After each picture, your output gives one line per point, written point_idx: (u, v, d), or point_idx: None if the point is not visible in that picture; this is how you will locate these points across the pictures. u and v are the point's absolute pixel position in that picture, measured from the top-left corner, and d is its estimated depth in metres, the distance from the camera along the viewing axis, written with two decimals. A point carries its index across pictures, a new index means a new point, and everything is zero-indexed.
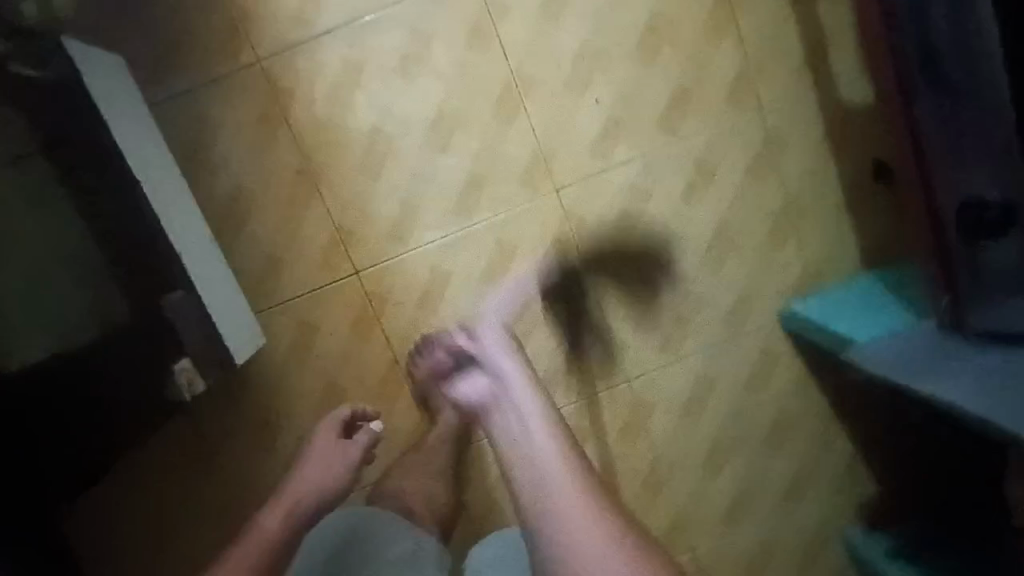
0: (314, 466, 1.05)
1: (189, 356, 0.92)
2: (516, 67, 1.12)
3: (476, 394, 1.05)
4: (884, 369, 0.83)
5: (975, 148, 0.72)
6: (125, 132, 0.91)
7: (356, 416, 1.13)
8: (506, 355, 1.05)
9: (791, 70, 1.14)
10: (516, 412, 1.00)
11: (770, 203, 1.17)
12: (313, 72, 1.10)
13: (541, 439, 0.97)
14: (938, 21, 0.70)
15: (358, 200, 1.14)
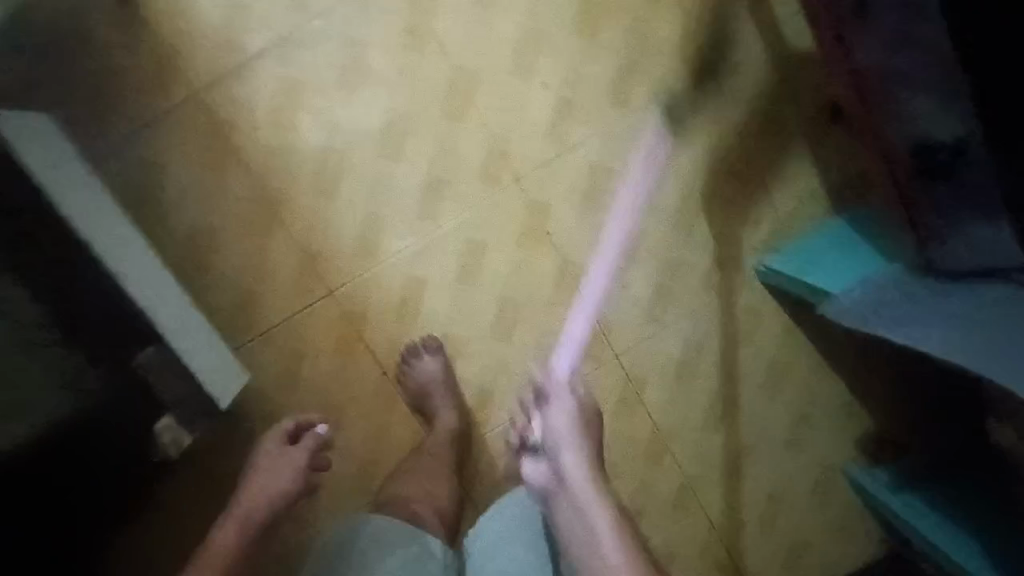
0: (260, 478, 1.00)
1: (171, 415, 0.95)
2: (457, 62, 1.10)
3: (536, 477, 1.01)
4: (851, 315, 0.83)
5: (914, 92, 0.71)
6: (65, 193, 0.89)
7: (301, 425, 1.06)
8: (572, 446, 0.99)
9: (730, 27, 1.14)
10: (573, 502, 0.96)
11: (732, 160, 1.17)
12: (253, 98, 1.07)
13: (599, 519, 0.94)
14: None
15: (320, 220, 1.12)
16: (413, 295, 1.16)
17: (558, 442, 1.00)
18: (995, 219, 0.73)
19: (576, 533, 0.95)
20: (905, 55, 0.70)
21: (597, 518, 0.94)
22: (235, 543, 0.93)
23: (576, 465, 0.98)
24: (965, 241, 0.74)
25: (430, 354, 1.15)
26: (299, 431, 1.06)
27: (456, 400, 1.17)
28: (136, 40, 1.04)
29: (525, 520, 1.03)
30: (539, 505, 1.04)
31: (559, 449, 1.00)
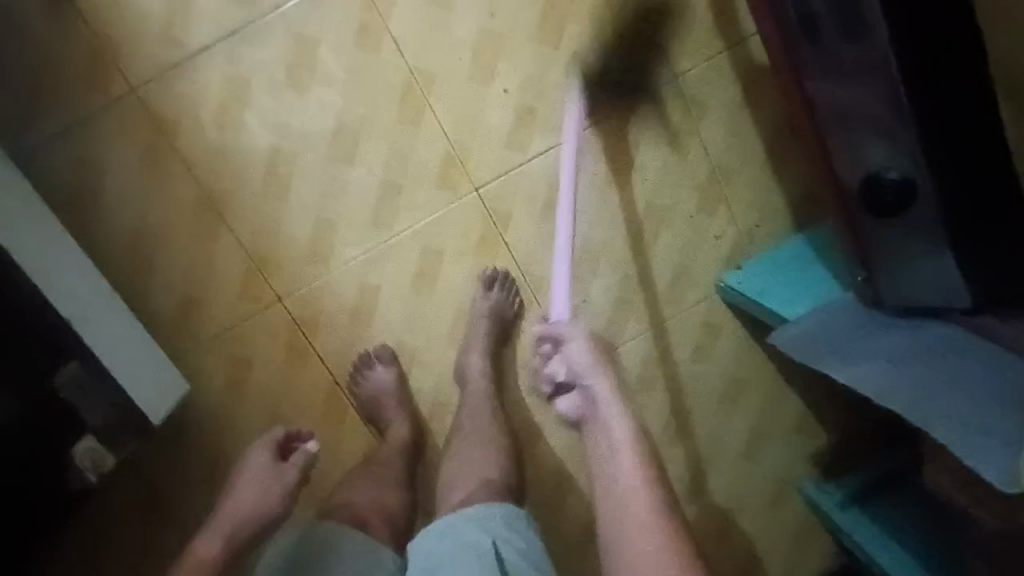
0: (244, 491, 0.94)
1: (94, 436, 0.90)
2: (414, 64, 1.05)
3: (572, 407, 1.02)
4: (808, 345, 0.82)
5: (861, 124, 0.71)
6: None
7: (292, 435, 1.02)
8: (596, 374, 0.96)
9: (699, 36, 1.10)
10: (607, 442, 0.92)
11: (696, 174, 1.15)
12: (196, 95, 1.02)
13: (624, 458, 0.90)
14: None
15: (268, 224, 1.07)
16: (366, 303, 1.13)
17: (584, 385, 0.96)
18: (947, 255, 0.72)
19: (604, 478, 0.90)
20: (853, 83, 0.69)
21: (624, 460, 0.90)
22: (217, 555, 0.88)
23: (603, 394, 0.95)
24: (903, 274, 0.76)
25: (383, 364, 1.13)
26: (290, 441, 1.02)
27: (410, 410, 1.14)
28: (67, 30, 0.98)
29: (470, 544, 0.92)
30: (488, 530, 0.94)
31: (586, 388, 0.96)
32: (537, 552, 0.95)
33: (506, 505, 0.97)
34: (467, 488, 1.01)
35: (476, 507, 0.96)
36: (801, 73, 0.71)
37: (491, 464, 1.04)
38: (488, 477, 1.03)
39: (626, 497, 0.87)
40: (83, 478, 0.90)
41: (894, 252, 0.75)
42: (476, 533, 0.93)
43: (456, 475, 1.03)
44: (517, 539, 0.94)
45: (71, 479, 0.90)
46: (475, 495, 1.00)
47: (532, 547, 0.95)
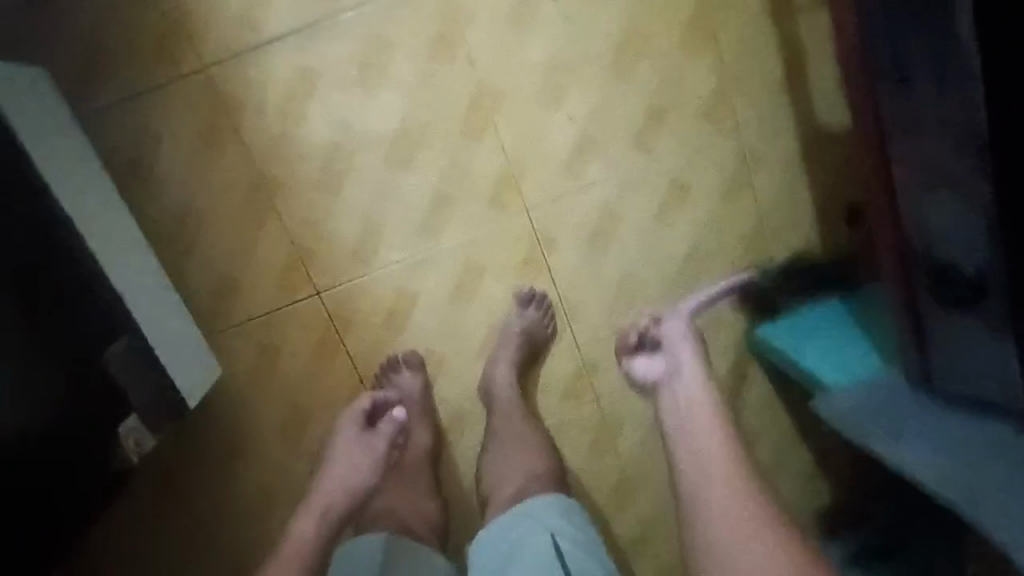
0: (342, 462, 1.04)
1: (139, 416, 0.89)
2: (485, 80, 1.06)
3: (649, 372, 1.11)
4: (853, 421, 0.85)
5: (937, 211, 0.71)
6: (59, 173, 0.84)
7: (378, 405, 1.10)
8: (687, 348, 1.09)
9: (767, 89, 1.11)
10: (679, 396, 1.04)
11: (743, 223, 1.15)
12: (265, 81, 1.02)
13: (702, 418, 1.00)
14: (915, 76, 0.66)
15: (317, 218, 1.07)
16: (401, 308, 1.13)
17: (676, 363, 1.08)
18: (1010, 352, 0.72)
19: (687, 430, 0.99)
20: (933, 169, 0.69)
21: (700, 408, 1.01)
22: (313, 532, 0.97)
23: (687, 362, 1.08)
24: (952, 362, 0.77)
25: (409, 370, 1.13)
26: (376, 411, 1.10)
27: (431, 419, 1.14)
28: None
29: (531, 540, 0.97)
30: (546, 524, 0.98)
31: (676, 365, 1.08)
32: (593, 544, 0.99)
33: (561, 500, 1.01)
34: (517, 482, 1.05)
35: (531, 500, 1.00)
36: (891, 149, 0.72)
37: (539, 456, 1.08)
38: (536, 471, 1.07)
39: (706, 450, 0.95)
40: (126, 460, 0.88)
41: (949, 336, 0.76)
42: (535, 528, 0.98)
43: (502, 471, 1.08)
44: (574, 531, 0.99)
45: (111, 461, 0.88)
46: (528, 486, 1.04)
47: (588, 539, 0.99)
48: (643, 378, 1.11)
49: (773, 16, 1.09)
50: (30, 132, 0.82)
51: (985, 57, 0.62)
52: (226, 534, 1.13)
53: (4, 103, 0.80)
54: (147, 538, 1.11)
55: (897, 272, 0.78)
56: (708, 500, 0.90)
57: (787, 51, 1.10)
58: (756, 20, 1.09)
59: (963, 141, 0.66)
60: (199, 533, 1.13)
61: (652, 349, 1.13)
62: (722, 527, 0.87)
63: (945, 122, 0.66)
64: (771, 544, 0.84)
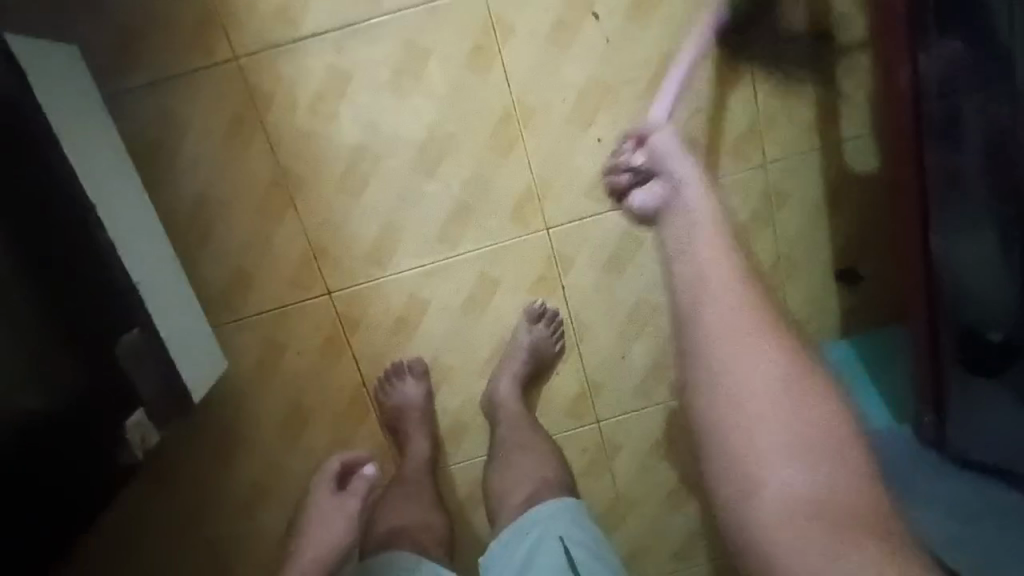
0: (321, 527, 1.07)
1: (145, 410, 0.86)
2: (518, 94, 1.05)
3: (644, 200, 1.00)
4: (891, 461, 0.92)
5: (971, 276, 0.78)
6: (84, 158, 0.83)
7: (347, 465, 1.11)
8: (680, 159, 0.91)
9: (800, 129, 1.10)
10: (680, 211, 0.86)
11: (762, 259, 1.15)
12: (296, 77, 1.01)
13: (718, 300, 0.74)
14: (962, 152, 0.74)
15: (336, 217, 1.06)
16: (412, 315, 1.11)
17: (700, 280, 0.76)
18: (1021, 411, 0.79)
19: (700, 325, 0.73)
20: (967, 240, 0.77)
21: (715, 298, 0.74)
22: None
23: (689, 175, 0.89)
24: (975, 414, 0.84)
25: (414, 378, 1.11)
26: (344, 470, 1.11)
27: (432, 429, 1.13)
28: None
29: (543, 548, 0.99)
30: (556, 530, 1.00)
31: (688, 231, 0.82)
32: (603, 547, 1.00)
33: (568, 502, 1.03)
34: (528, 489, 1.06)
35: (539, 507, 1.02)
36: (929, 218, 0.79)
37: (545, 462, 1.08)
38: (548, 477, 1.07)
39: (749, 384, 0.67)
40: (131, 455, 0.86)
41: (969, 392, 0.83)
42: (546, 535, 1.00)
43: (513, 481, 1.07)
44: (584, 536, 1.00)
45: (117, 456, 0.85)
46: (539, 493, 1.06)
47: (597, 542, 1.00)
48: (641, 209, 1.02)
49: (816, 53, 1.07)
50: (60, 113, 0.81)
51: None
52: (217, 529, 1.12)
53: (37, 85, 0.78)
54: (139, 532, 1.10)
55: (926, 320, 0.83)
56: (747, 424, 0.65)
57: (823, 91, 1.09)
58: (795, 58, 1.08)
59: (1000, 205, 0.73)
60: (192, 529, 1.11)
61: (641, 178, 1.04)
62: (771, 435, 0.64)
63: (989, 183, 0.73)
64: (810, 432, 0.64)
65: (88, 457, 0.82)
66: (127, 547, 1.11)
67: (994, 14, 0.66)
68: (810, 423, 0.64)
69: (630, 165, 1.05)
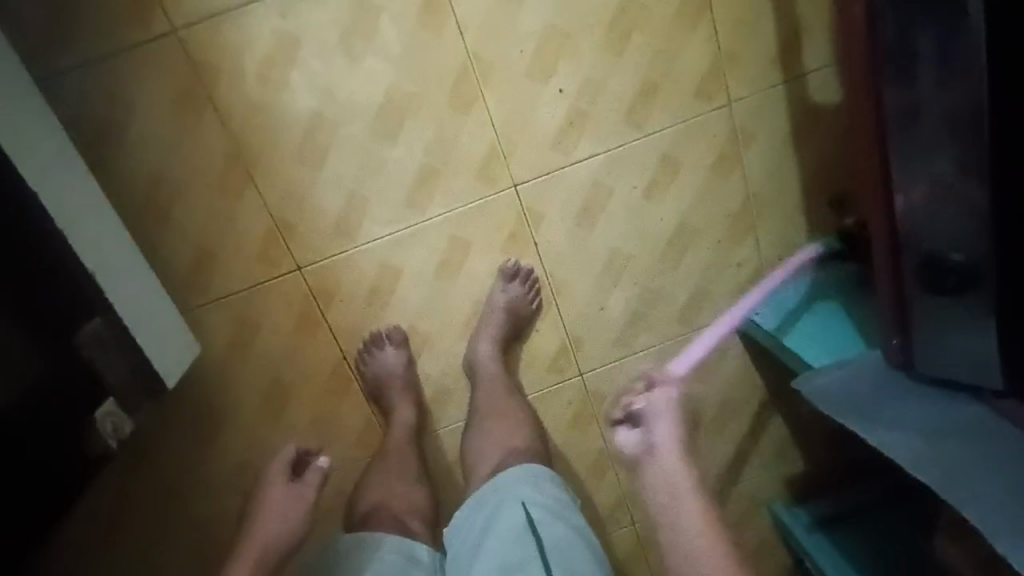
0: (272, 514, 1.00)
1: (116, 399, 0.85)
2: (474, 49, 1.02)
3: (631, 446, 0.95)
4: (837, 399, 0.87)
5: (932, 184, 0.70)
6: (25, 144, 0.79)
7: (302, 455, 1.09)
8: (668, 425, 0.94)
9: (762, 66, 1.09)
10: (658, 477, 0.90)
11: (731, 201, 1.15)
12: (242, 47, 0.96)
13: (683, 499, 0.88)
14: (925, 38, 0.64)
15: (299, 190, 1.03)
16: (386, 285, 1.10)
17: (676, 516, 0.86)
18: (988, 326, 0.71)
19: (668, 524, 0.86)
20: (923, 147, 0.69)
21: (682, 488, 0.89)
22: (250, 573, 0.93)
23: (667, 424, 0.94)
24: (943, 342, 0.76)
25: (394, 346, 1.11)
26: (299, 460, 1.08)
27: (415, 396, 1.13)
28: None
29: (504, 512, 0.99)
30: (517, 495, 1.01)
31: (675, 495, 0.88)
32: (565, 507, 1.02)
33: (527, 468, 1.04)
34: (499, 456, 1.08)
35: (503, 473, 1.03)
36: (887, 124, 0.70)
37: (520, 428, 1.10)
38: (516, 446, 1.08)
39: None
40: (102, 444, 0.84)
41: (933, 317, 0.75)
42: (507, 499, 1.01)
43: (487, 446, 1.09)
44: (545, 500, 1.01)
45: (87, 443, 0.84)
46: (506, 462, 1.06)
47: (560, 504, 1.02)
48: (625, 453, 0.97)
49: None
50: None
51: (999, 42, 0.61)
52: (202, 510, 1.12)
53: None
54: (129, 508, 1.10)
55: (891, 260, 0.78)
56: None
57: (784, 25, 1.08)
58: None
59: (973, 127, 0.65)
60: (182, 499, 1.11)
61: (637, 421, 0.97)
62: None
63: (951, 105, 0.65)
64: None
65: (56, 445, 0.81)
66: (118, 517, 1.10)
67: None
68: None
69: (630, 408, 0.97)
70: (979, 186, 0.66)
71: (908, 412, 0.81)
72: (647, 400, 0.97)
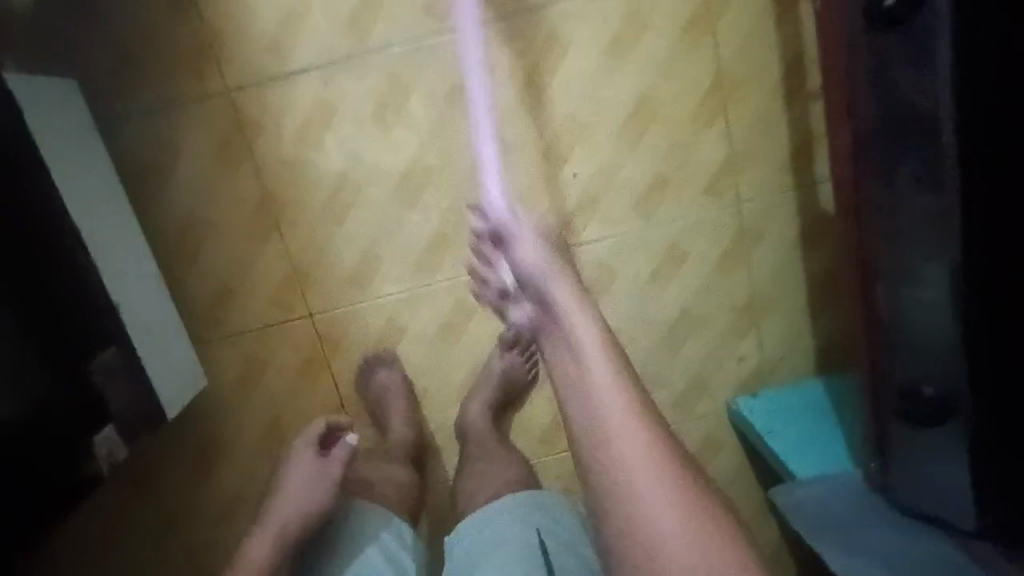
0: (298, 485, 1.01)
1: (115, 426, 0.90)
2: (496, 129, 1.09)
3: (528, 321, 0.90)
4: (817, 521, 0.86)
5: (911, 313, 0.73)
6: (74, 183, 0.88)
7: (333, 429, 1.08)
8: (531, 244, 0.90)
9: (774, 169, 1.12)
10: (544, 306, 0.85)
11: (734, 295, 1.16)
12: (285, 110, 1.05)
13: (576, 318, 0.83)
14: (905, 180, 0.69)
15: (319, 241, 1.10)
16: (389, 339, 1.14)
17: (571, 354, 0.81)
18: (963, 458, 0.73)
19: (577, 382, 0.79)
20: (906, 279, 0.72)
21: (599, 370, 0.78)
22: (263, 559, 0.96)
23: (564, 293, 0.85)
24: (920, 463, 0.78)
25: (393, 368, 1.15)
26: (331, 434, 1.07)
27: (413, 414, 1.15)
28: (180, 21, 1.01)
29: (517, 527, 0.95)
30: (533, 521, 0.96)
31: (548, 309, 0.85)
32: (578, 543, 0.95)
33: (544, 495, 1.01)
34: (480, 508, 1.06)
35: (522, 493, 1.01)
36: (871, 255, 0.75)
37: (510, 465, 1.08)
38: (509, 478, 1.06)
39: (654, 510, 0.71)
40: (96, 467, 0.90)
41: (914, 445, 0.77)
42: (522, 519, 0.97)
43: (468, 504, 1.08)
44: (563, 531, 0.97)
45: (80, 465, 0.89)
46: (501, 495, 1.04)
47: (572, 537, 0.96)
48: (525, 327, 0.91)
49: (787, 97, 1.09)
50: (56, 144, 0.87)
51: (984, 165, 0.65)
52: (187, 543, 1.16)
53: (31, 115, 0.83)
54: (121, 533, 1.14)
55: (868, 361, 0.80)
56: (646, 520, 0.71)
57: (798, 133, 1.11)
58: (770, 101, 1.10)
59: (951, 243, 0.67)
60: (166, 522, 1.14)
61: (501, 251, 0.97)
62: (652, 502, 0.72)
63: (929, 227, 0.68)
64: (686, 516, 0.71)
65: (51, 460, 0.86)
66: (110, 536, 1.14)
67: (938, 32, 0.62)
68: (704, 526, 0.70)
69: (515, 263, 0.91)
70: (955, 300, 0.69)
71: (879, 540, 0.81)
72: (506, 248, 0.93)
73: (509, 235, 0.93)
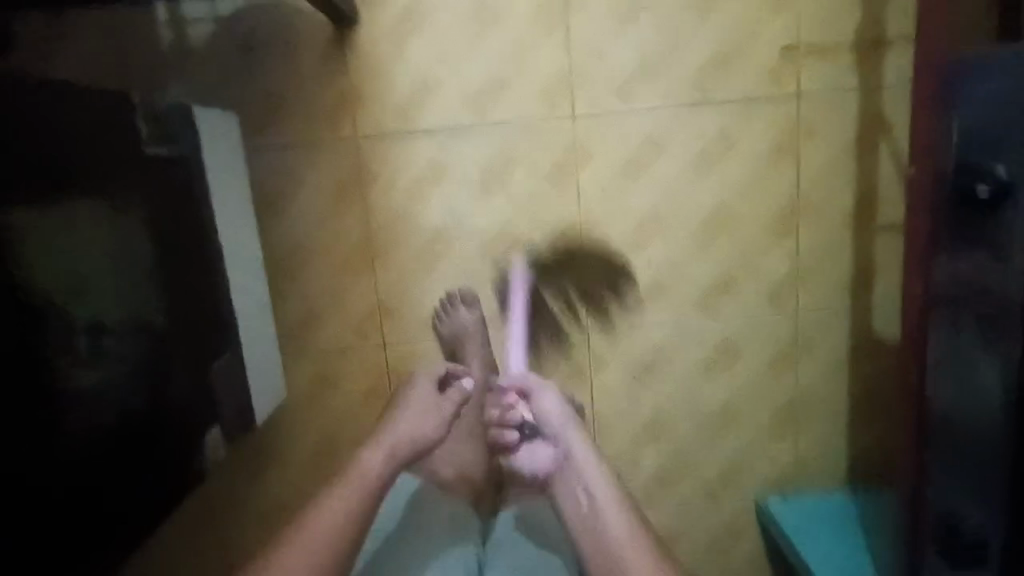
0: (412, 414, 1.04)
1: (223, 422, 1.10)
2: (585, 209, 1.19)
3: (539, 462, 1.03)
4: None
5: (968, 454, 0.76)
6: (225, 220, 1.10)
7: (448, 375, 1.13)
8: (570, 430, 1.02)
9: (833, 288, 1.20)
10: (565, 467, 1.00)
11: (779, 397, 1.23)
12: (401, 163, 1.17)
13: (572, 436, 1.01)
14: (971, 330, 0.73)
15: (406, 282, 1.20)
16: None
17: (591, 503, 0.98)
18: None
19: (597, 517, 0.96)
20: (962, 420, 0.76)
21: (609, 510, 0.97)
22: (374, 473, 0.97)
23: (578, 449, 1.01)
24: None
25: (469, 309, 1.18)
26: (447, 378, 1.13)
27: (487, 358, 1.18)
28: (327, 73, 1.14)
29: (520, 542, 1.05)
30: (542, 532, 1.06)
31: (566, 457, 1.01)
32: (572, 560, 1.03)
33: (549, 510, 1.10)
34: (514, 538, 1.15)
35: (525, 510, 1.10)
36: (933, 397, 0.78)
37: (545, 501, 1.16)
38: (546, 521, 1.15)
39: None
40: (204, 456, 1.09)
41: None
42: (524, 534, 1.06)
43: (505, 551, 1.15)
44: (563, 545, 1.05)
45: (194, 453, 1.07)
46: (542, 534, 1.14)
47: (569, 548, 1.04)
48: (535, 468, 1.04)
49: (856, 224, 1.18)
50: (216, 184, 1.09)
51: None
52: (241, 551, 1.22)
53: (208, 162, 1.07)
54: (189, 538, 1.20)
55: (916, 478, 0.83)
56: None
57: (860, 258, 1.19)
58: (837, 226, 1.18)
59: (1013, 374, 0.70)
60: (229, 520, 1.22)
61: (531, 434, 1.06)
62: None
63: (997, 376, 0.71)
64: None
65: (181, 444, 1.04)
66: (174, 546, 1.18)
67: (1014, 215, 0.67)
68: None
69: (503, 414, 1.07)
70: (1002, 423, 0.72)
71: None
72: (533, 410, 1.05)
73: (532, 392, 1.05)
